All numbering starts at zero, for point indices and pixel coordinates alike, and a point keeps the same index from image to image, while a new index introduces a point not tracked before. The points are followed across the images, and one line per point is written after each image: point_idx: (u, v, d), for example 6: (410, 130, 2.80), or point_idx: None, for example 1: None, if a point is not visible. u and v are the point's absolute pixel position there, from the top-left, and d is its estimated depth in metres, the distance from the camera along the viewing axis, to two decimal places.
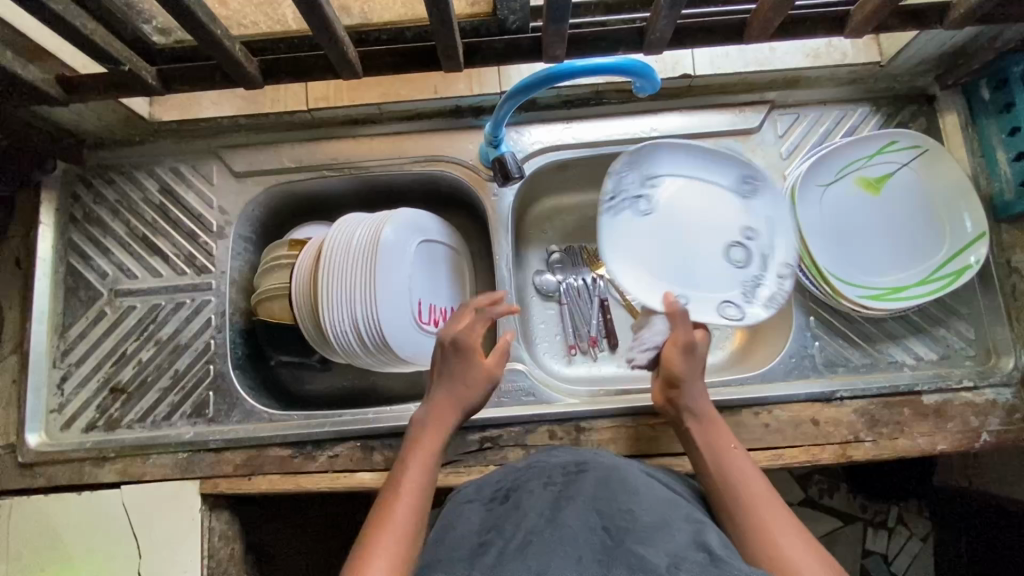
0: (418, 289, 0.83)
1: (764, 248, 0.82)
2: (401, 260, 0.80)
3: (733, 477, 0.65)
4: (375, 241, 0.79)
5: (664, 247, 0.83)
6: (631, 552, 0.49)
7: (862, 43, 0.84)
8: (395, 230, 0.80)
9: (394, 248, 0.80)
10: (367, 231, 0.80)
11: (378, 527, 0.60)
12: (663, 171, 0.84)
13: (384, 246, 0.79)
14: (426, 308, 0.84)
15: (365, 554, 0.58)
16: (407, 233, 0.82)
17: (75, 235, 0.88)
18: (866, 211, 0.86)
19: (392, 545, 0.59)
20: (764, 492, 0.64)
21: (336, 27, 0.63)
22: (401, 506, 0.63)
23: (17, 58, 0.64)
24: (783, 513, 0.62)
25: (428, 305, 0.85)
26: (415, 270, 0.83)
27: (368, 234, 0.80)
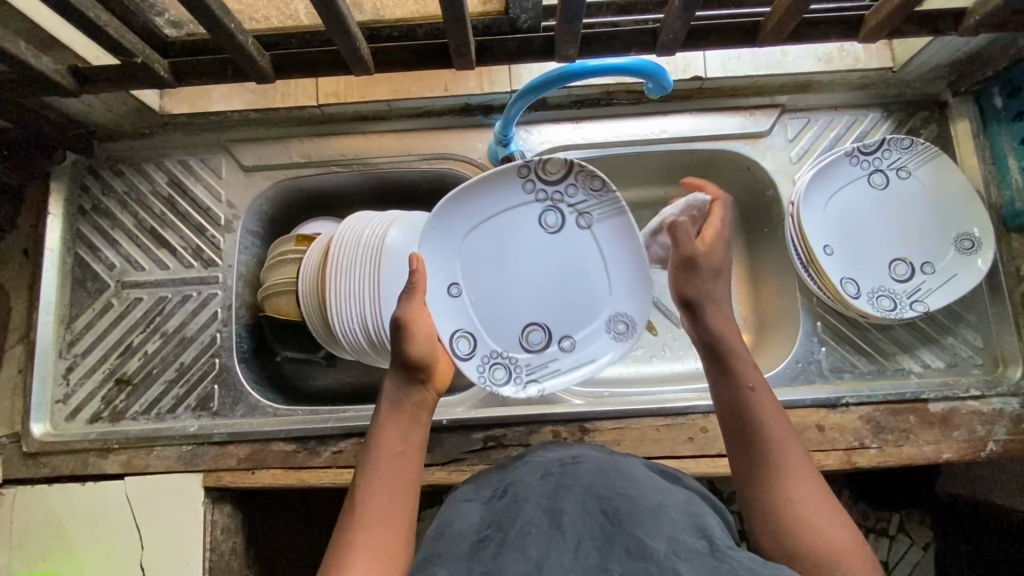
0: (479, 296, 0.78)
1: (913, 246, 0.85)
2: (549, 229, 0.79)
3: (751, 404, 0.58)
4: (554, 193, 0.78)
5: (935, 241, 0.84)
6: (629, 535, 0.49)
7: (875, 49, 0.84)
8: (467, 188, 0.75)
9: (537, 207, 0.79)
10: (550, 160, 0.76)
11: (354, 531, 0.54)
12: (920, 166, 0.85)
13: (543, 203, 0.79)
14: (480, 331, 0.78)
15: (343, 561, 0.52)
16: (452, 212, 0.76)
17: (84, 226, 0.88)
18: (921, 201, 0.85)
19: (373, 550, 0.53)
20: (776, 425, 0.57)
21: (349, 22, 0.63)
22: (381, 502, 0.56)
23: (30, 49, 0.64)
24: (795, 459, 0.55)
25: (488, 315, 0.79)
26: (472, 261, 0.78)
27: (538, 170, 0.77)
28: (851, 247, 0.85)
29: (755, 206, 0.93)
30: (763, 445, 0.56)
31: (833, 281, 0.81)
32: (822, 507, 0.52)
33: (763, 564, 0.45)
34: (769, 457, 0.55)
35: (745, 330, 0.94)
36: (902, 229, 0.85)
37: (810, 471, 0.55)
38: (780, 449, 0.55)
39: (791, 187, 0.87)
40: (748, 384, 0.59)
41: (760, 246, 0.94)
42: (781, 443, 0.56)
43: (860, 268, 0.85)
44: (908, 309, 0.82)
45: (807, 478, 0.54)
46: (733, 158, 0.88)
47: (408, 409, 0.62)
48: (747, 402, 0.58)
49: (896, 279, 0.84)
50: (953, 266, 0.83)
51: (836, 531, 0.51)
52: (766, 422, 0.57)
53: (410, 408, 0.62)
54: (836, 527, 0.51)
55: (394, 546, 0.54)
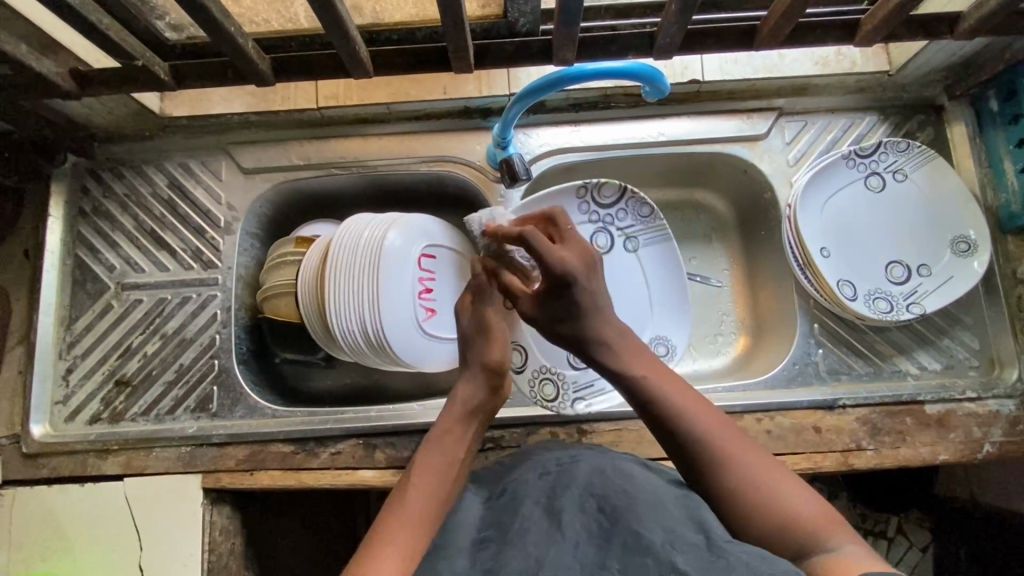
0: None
1: (910, 249, 0.85)
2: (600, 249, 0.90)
3: (672, 404, 0.59)
4: (605, 216, 0.90)
5: (931, 244, 0.85)
6: (627, 533, 0.49)
7: (871, 53, 0.84)
8: (526, 207, 0.85)
9: (589, 228, 0.90)
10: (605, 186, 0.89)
11: (396, 521, 0.54)
12: (916, 169, 0.85)
13: (595, 223, 0.90)
14: (529, 346, 0.86)
15: (375, 547, 0.52)
16: (517, 225, 0.87)
17: (84, 229, 0.88)
18: (917, 204, 0.86)
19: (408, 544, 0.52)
20: (708, 413, 0.59)
21: (348, 25, 0.63)
22: (420, 501, 0.57)
23: (31, 51, 0.65)
24: (735, 437, 0.57)
25: (535, 330, 0.87)
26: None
27: (593, 194, 0.89)
28: (847, 249, 0.86)
29: (752, 209, 0.94)
30: (696, 442, 0.57)
31: (830, 283, 0.82)
32: (771, 478, 0.54)
33: (759, 555, 0.44)
34: (704, 451, 0.56)
35: (743, 332, 0.95)
36: (898, 232, 0.86)
37: (746, 447, 0.57)
38: (711, 441, 0.56)
39: (788, 189, 0.87)
40: (656, 388, 0.61)
41: (758, 248, 0.94)
42: (711, 433, 0.57)
43: (856, 270, 0.85)
44: (905, 311, 0.83)
45: (749, 456, 0.56)
46: (730, 161, 0.89)
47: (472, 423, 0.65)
48: (665, 408, 0.59)
49: (892, 282, 0.85)
50: (949, 269, 0.83)
51: (798, 499, 0.53)
52: (693, 416, 0.58)
53: (469, 424, 0.65)
54: (795, 492, 0.53)
55: (427, 542, 0.54)
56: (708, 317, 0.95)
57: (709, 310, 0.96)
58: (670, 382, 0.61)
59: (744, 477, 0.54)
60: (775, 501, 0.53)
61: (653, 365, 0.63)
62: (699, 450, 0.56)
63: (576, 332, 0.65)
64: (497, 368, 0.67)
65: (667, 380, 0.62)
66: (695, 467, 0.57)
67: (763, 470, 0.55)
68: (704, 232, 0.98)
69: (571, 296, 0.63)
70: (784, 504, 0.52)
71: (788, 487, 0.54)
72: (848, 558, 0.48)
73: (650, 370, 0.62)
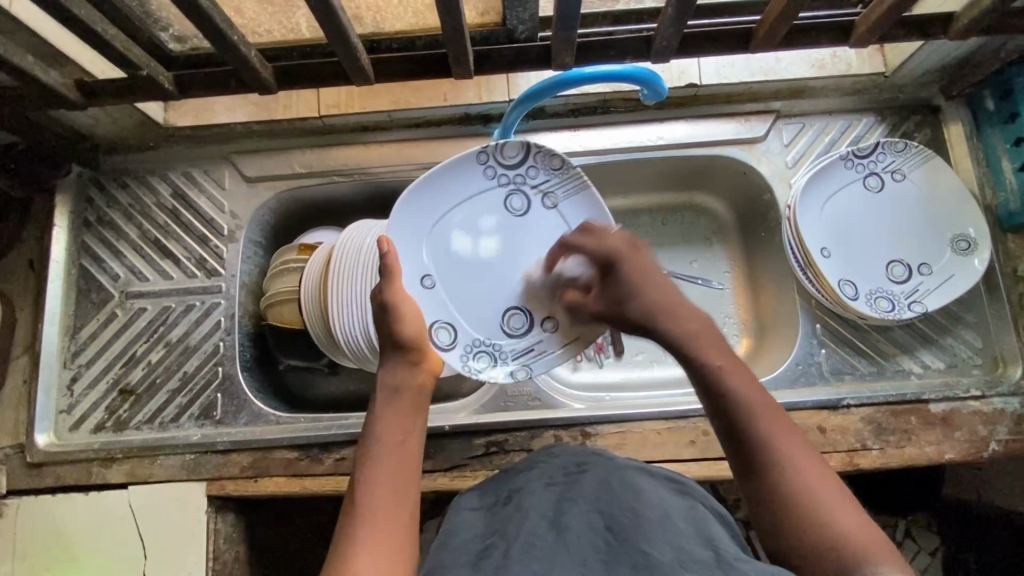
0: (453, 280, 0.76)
1: (910, 249, 0.85)
2: (516, 213, 0.78)
3: (751, 404, 0.56)
4: (516, 177, 0.78)
5: (930, 242, 0.85)
6: (636, 551, 0.48)
7: (867, 54, 0.85)
8: (435, 175, 0.74)
9: (500, 191, 0.78)
10: (507, 144, 0.77)
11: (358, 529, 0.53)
12: (914, 170, 0.86)
13: (506, 186, 0.78)
14: (459, 321, 0.76)
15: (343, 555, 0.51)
16: (423, 195, 0.75)
17: (89, 238, 0.89)
18: (917, 204, 0.86)
19: (376, 546, 0.52)
20: (777, 414, 0.56)
21: (350, 33, 0.64)
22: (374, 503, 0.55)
23: (38, 63, 0.66)
24: (803, 447, 0.54)
25: (465, 297, 0.76)
26: (439, 253, 0.76)
27: (496, 155, 0.77)
28: (847, 249, 0.86)
29: (753, 211, 0.94)
30: (756, 438, 0.55)
31: (831, 283, 0.82)
32: (829, 495, 0.51)
33: None
34: (766, 453, 0.54)
35: (745, 334, 0.95)
36: (897, 232, 0.86)
37: (805, 453, 0.54)
38: (774, 441, 0.54)
39: (787, 191, 0.87)
40: (725, 376, 0.58)
41: (758, 249, 0.95)
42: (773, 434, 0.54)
43: (858, 272, 0.85)
44: (906, 310, 0.83)
45: (805, 463, 0.53)
46: (729, 164, 0.89)
47: (403, 398, 0.63)
48: (728, 396, 0.57)
49: (892, 281, 0.85)
50: (949, 268, 0.84)
51: (847, 519, 0.50)
52: (750, 404, 0.56)
53: (403, 404, 0.63)
54: (843, 512, 0.50)
55: (391, 541, 0.53)
56: (710, 319, 0.95)
57: (712, 312, 0.96)
58: (745, 381, 0.58)
59: (807, 486, 0.52)
60: (825, 520, 0.50)
61: (726, 354, 0.61)
62: (761, 451, 0.54)
63: (639, 310, 0.66)
64: (415, 343, 0.66)
65: (734, 366, 0.59)
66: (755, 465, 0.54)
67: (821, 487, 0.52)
68: (705, 234, 0.99)
69: (620, 278, 0.68)
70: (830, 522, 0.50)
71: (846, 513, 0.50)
72: None
73: (722, 358, 0.60)
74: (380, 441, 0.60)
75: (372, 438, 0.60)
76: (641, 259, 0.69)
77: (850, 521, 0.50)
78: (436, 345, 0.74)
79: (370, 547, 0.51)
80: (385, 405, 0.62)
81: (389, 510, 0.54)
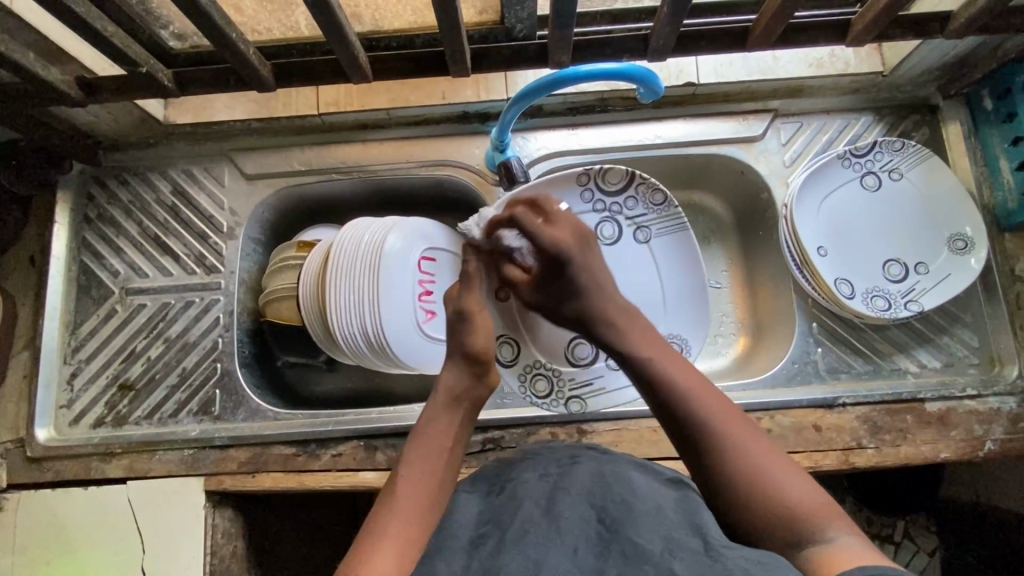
0: (528, 301, 0.86)
1: (908, 248, 0.85)
2: (606, 239, 0.87)
3: (679, 386, 0.59)
4: (611, 205, 0.86)
5: (926, 240, 0.85)
6: (626, 541, 0.48)
7: (865, 53, 0.85)
8: (540, 194, 0.83)
9: (594, 216, 0.86)
10: (611, 172, 0.84)
11: (393, 513, 0.56)
12: (911, 169, 0.86)
13: (601, 213, 0.86)
14: (523, 342, 0.84)
15: (378, 540, 0.53)
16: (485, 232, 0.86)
17: (89, 235, 0.90)
18: (914, 204, 0.86)
19: (400, 531, 0.54)
20: (713, 391, 0.59)
21: (347, 30, 0.64)
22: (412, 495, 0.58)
23: (39, 60, 0.66)
24: (740, 420, 0.57)
25: (545, 329, 0.84)
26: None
27: (598, 180, 0.85)
28: (844, 249, 0.86)
29: (750, 210, 0.94)
30: (693, 421, 0.57)
31: (827, 283, 0.82)
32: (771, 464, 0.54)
33: (758, 563, 0.43)
34: (710, 438, 0.55)
35: (742, 333, 0.95)
36: (893, 231, 0.86)
37: (744, 426, 0.56)
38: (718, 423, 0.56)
39: (784, 190, 0.88)
40: (660, 366, 0.61)
41: (755, 249, 0.95)
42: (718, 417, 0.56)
43: (854, 272, 0.85)
44: (902, 309, 0.83)
45: (743, 435, 0.56)
46: (727, 162, 0.90)
47: (460, 409, 0.66)
48: (657, 375, 0.61)
49: (889, 281, 0.85)
50: (946, 267, 0.84)
51: (792, 485, 0.52)
52: (685, 388, 0.59)
53: (455, 411, 0.65)
54: (792, 481, 0.53)
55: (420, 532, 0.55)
56: None
57: (709, 311, 0.96)
58: (671, 360, 0.62)
59: (748, 457, 0.54)
60: (773, 491, 0.52)
61: (658, 348, 0.64)
62: (704, 437, 0.56)
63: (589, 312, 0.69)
64: (483, 356, 0.67)
65: (668, 358, 0.62)
66: (694, 444, 0.56)
67: (763, 456, 0.54)
68: (702, 233, 0.99)
69: (568, 275, 0.69)
70: (779, 493, 0.52)
71: (793, 481, 0.53)
72: (843, 549, 0.48)
73: (654, 352, 0.63)
74: (429, 441, 0.62)
75: (422, 436, 0.63)
76: (592, 257, 0.70)
77: (791, 484, 0.52)
78: (498, 358, 0.82)
79: (396, 529, 0.54)
80: (438, 409, 0.65)
81: (427, 503, 0.57)
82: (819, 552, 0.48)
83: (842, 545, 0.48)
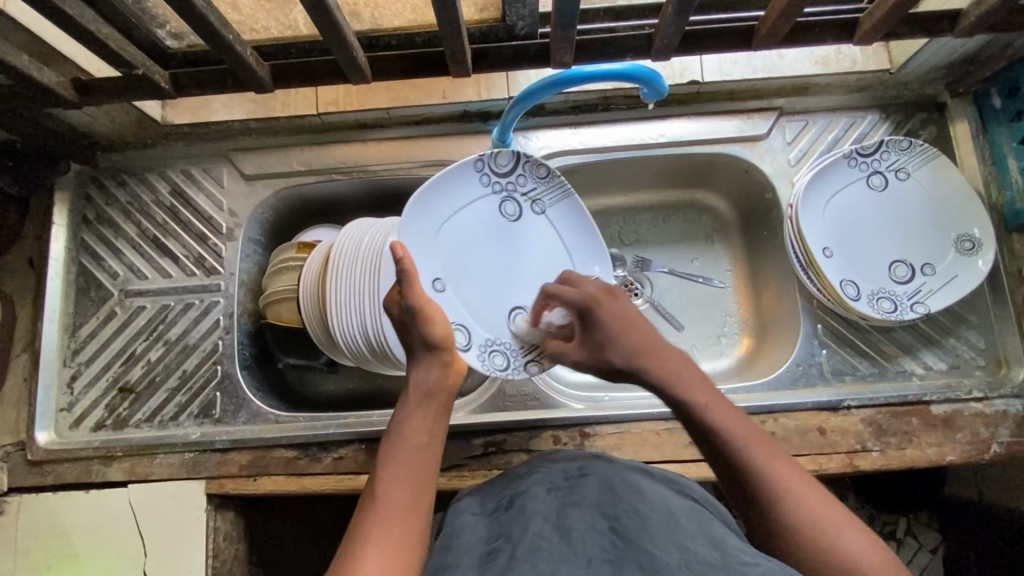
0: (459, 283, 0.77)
1: (914, 249, 0.85)
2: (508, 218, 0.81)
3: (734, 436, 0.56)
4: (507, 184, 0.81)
5: (933, 241, 0.84)
6: (641, 551, 0.48)
7: (872, 50, 0.84)
8: (435, 184, 0.75)
9: (493, 199, 0.80)
10: (500, 152, 0.79)
11: (375, 517, 0.53)
12: (918, 168, 0.85)
13: (499, 194, 0.80)
14: (472, 324, 0.76)
15: (358, 555, 0.50)
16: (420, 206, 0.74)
17: (88, 236, 0.89)
18: (920, 204, 0.85)
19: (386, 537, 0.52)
20: (759, 439, 0.56)
21: (345, 31, 0.63)
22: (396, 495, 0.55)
23: (33, 62, 0.65)
24: (793, 468, 0.54)
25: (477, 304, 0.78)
26: (450, 256, 0.77)
27: (489, 162, 0.79)
28: (850, 249, 0.85)
29: (754, 209, 0.93)
30: (750, 471, 0.54)
31: (834, 285, 0.81)
32: (832, 519, 0.51)
33: None
34: (766, 486, 0.53)
35: (746, 333, 0.94)
36: (900, 232, 0.85)
37: (801, 477, 0.53)
38: (766, 467, 0.54)
39: (789, 190, 0.87)
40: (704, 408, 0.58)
41: (759, 248, 0.94)
42: (766, 460, 0.54)
43: (860, 273, 0.84)
44: (908, 311, 0.82)
45: (802, 484, 0.53)
46: (731, 161, 0.88)
47: (435, 401, 0.63)
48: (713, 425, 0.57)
49: (895, 282, 0.84)
50: (952, 268, 0.83)
51: (856, 542, 0.49)
52: (739, 438, 0.56)
53: (430, 405, 0.62)
54: (851, 533, 0.50)
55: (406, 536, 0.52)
56: (711, 318, 0.95)
57: (712, 311, 0.95)
58: (722, 407, 0.59)
59: (805, 511, 0.51)
60: (834, 548, 0.49)
61: (708, 390, 0.60)
62: (760, 488, 0.53)
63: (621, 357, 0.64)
64: (446, 346, 0.64)
65: (720, 406, 0.59)
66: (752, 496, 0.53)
67: (821, 506, 0.51)
68: (706, 233, 0.98)
69: (598, 323, 0.67)
70: (839, 550, 0.49)
71: (854, 535, 0.50)
72: None
73: (708, 396, 0.60)
74: (405, 438, 0.59)
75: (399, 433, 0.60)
76: (619, 303, 0.68)
77: (854, 540, 0.49)
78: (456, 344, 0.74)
79: (382, 534, 0.52)
80: (414, 404, 0.62)
81: (411, 504, 0.55)
82: None
83: None
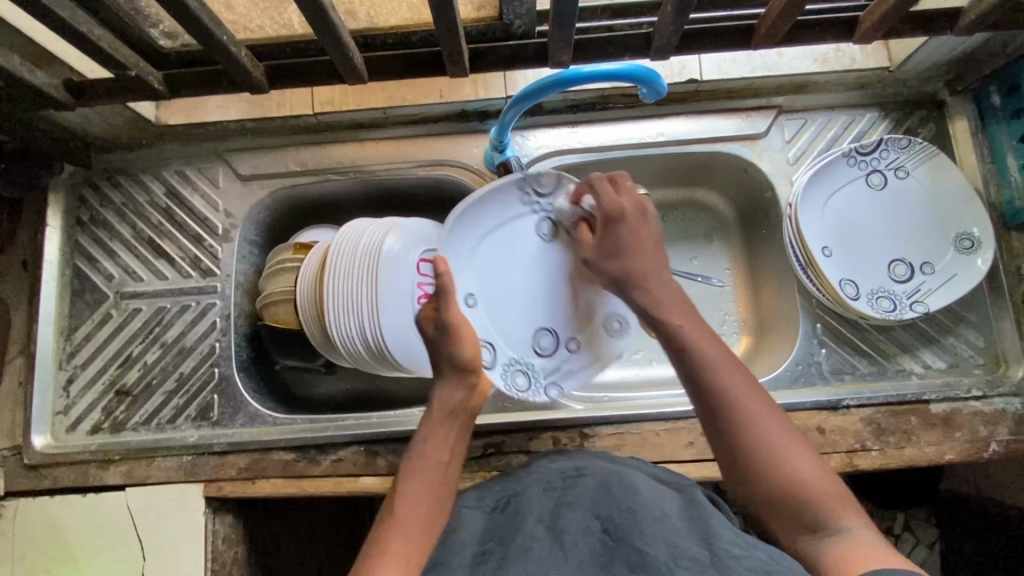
0: (490, 301, 0.79)
1: (912, 248, 0.84)
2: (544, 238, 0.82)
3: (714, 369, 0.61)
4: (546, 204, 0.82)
5: (931, 239, 0.84)
6: (631, 551, 0.48)
7: (871, 48, 0.83)
8: (479, 202, 0.77)
9: (531, 218, 0.81)
10: (543, 173, 0.80)
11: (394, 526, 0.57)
12: (917, 167, 0.85)
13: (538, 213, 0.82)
14: (497, 342, 0.78)
15: (376, 554, 0.54)
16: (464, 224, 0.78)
17: (82, 238, 0.88)
18: (919, 202, 0.85)
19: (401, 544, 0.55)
20: (736, 370, 0.61)
21: (341, 31, 0.63)
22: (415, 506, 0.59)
23: (24, 64, 0.64)
24: (762, 401, 0.60)
25: (504, 323, 0.79)
26: (485, 275, 0.79)
27: (532, 182, 0.80)
28: (848, 247, 0.85)
29: (753, 208, 0.93)
30: (721, 399, 0.59)
31: (833, 284, 0.81)
32: (792, 451, 0.57)
33: None
34: (735, 418, 0.59)
35: (745, 332, 0.94)
36: (898, 230, 0.85)
37: (767, 409, 0.59)
38: (739, 398, 0.59)
39: (788, 189, 0.86)
40: (689, 340, 0.63)
41: (758, 247, 0.94)
42: (740, 391, 0.60)
43: (859, 271, 0.84)
44: (907, 310, 0.82)
45: (767, 417, 0.59)
46: (730, 160, 0.88)
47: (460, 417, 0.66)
48: (691, 356, 0.62)
49: (893, 280, 0.84)
50: (951, 267, 0.83)
51: (809, 472, 0.56)
52: (718, 375, 0.60)
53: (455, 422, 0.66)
54: (808, 468, 0.57)
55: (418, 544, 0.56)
56: (710, 317, 0.95)
57: (712, 310, 0.95)
58: (707, 341, 0.63)
59: (769, 446, 0.57)
60: (794, 478, 0.56)
61: (695, 322, 0.65)
62: (729, 420, 0.59)
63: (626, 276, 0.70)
64: (472, 363, 0.66)
65: (705, 342, 0.63)
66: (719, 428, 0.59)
67: (783, 440, 0.58)
68: (704, 232, 0.98)
69: (620, 237, 0.71)
70: (797, 479, 0.56)
71: (812, 468, 0.57)
72: (852, 538, 0.53)
73: (698, 331, 0.64)
74: (430, 453, 0.63)
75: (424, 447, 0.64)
76: (646, 228, 0.71)
77: (808, 470, 0.56)
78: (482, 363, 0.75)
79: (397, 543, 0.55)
80: (439, 418, 0.66)
81: (425, 515, 0.58)
82: (834, 544, 0.53)
83: (856, 537, 0.53)
